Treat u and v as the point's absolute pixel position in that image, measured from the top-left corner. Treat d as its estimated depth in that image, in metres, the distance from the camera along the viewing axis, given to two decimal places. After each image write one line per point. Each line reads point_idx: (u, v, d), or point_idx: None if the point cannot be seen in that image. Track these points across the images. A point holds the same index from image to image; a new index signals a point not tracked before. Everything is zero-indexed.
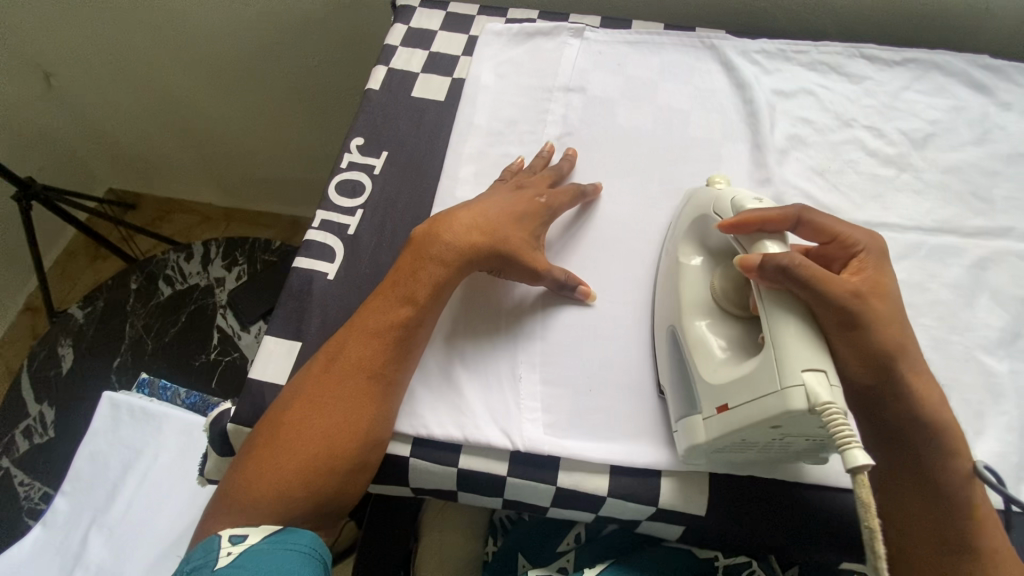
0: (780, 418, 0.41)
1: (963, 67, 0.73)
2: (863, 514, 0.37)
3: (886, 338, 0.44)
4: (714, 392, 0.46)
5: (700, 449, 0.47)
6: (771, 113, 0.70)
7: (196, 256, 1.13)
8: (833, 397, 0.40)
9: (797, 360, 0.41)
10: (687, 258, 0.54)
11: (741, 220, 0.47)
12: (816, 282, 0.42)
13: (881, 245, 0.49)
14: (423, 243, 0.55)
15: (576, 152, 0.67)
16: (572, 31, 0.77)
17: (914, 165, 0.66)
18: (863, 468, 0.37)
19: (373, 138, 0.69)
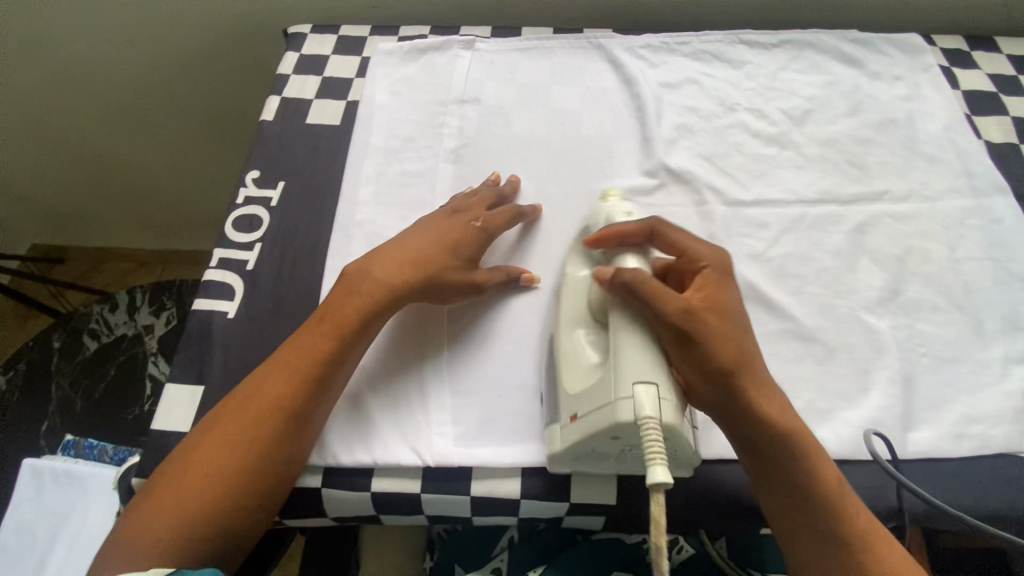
0: (611, 429, 0.44)
1: (835, 43, 0.77)
2: (654, 527, 0.40)
3: (723, 351, 0.46)
4: (568, 402, 0.48)
5: (559, 458, 0.49)
6: (659, 105, 0.72)
7: (121, 306, 1.10)
8: (655, 411, 0.43)
9: (629, 374, 0.44)
10: (574, 271, 0.54)
11: (601, 236, 0.52)
12: (651, 298, 0.46)
13: (727, 262, 0.51)
14: (354, 279, 0.55)
15: (518, 177, 0.67)
16: (463, 43, 0.77)
17: (795, 141, 0.70)
18: (660, 486, 0.40)
19: (269, 169, 0.69)
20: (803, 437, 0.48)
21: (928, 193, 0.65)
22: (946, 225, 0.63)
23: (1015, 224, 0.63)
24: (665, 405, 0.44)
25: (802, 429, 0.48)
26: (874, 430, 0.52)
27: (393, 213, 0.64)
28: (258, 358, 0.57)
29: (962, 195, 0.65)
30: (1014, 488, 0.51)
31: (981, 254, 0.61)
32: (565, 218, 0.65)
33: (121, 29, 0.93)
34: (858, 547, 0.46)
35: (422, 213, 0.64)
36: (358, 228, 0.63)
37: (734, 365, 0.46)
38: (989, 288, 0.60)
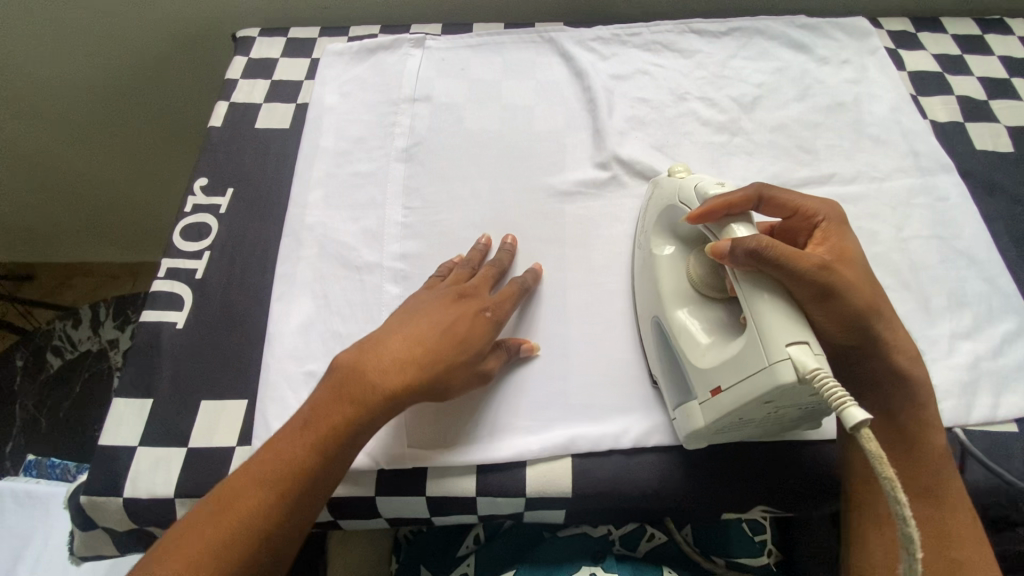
0: (772, 393, 0.41)
1: (782, 29, 0.78)
2: (878, 467, 0.37)
3: (859, 294, 0.45)
4: (705, 378, 0.46)
5: (701, 434, 0.48)
6: (610, 97, 0.72)
7: (85, 321, 1.08)
8: (819, 364, 0.39)
9: (781, 334, 0.41)
10: (660, 249, 0.55)
11: (709, 207, 0.47)
12: (786, 259, 0.42)
13: (841, 213, 0.51)
14: (351, 380, 0.47)
15: (514, 239, 0.61)
16: (413, 42, 0.77)
17: (744, 128, 0.70)
18: (863, 424, 0.37)
19: (218, 176, 0.68)
20: (922, 382, 0.48)
21: (874, 174, 0.66)
22: (892, 205, 0.64)
23: (960, 200, 0.64)
24: (822, 358, 0.40)
25: (918, 369, 0.48)
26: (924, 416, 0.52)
27: (344, 215, 0.64)
28: (209, 368, 0.56)
29: (908, 175, 0.66)
30: (961, 460, 0.52)
31: (927, 232, 0.62)
32: (519, 212, 0.64)
33: (62, 35, 0.90)
34: (950, 539, 0.45)
35: (374, 213, 0.64)
36: (308, 231, 0.62)
37: (870, 307, 0.46)
38: (936, 265, 0.60)
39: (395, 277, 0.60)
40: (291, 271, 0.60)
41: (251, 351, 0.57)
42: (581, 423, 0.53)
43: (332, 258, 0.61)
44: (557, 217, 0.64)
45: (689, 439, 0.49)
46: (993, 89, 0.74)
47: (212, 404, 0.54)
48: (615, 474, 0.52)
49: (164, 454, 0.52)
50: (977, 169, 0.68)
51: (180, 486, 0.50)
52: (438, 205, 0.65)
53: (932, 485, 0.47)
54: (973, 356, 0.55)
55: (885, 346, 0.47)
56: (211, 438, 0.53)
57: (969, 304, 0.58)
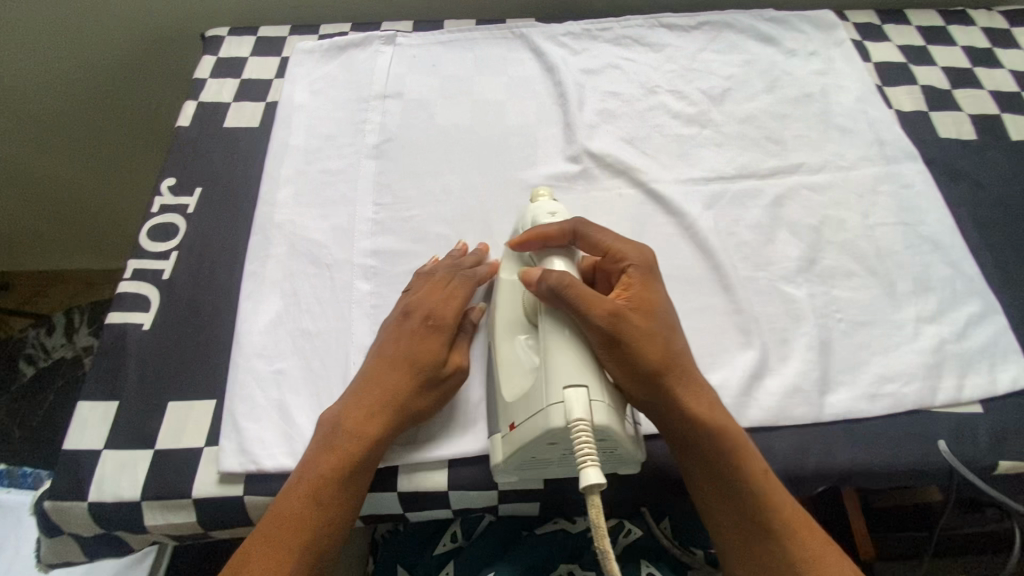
0: (546, 435, 0.42)
1: (751, 22, 0.79)
2: (593, 527, 0.39)
3: (648, 354, 0.45)
4: (506, 410, 0.47)
5: (502, 470, 0.47)
6: (580, 91, 0.73)
7: (58, 329, 1.07)
8: (587, 413, 0.41)
9: (560, 377, 0.43)
10: (508, 275, 0.54)
11: (527, 238, 0.51)
12: (575, 299, 0.45)
13: (648, 258, 0.50)
14: (328, 434, 0.48)
15: (486, 246, 0.60)
16: (383, 39, 0.77)
17: (714, 120, 0.71)
18: (595, 488, 0.39)
19: (185, 176, 0.67)
20: (728, 431, 0.45)
21: (841, 163, 0.67)
22: (859, 193, 0.65)
23: (925, 188, 0.65)
24: (597, 407, 0.42)
25: (726, 419, 0.46)
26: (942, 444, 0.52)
27: (313, 213, 0.63)
28: (176, 369, 0.55)
29: (874, 163, 0.67)
30: (928, 442, 0.52)
31: (894, 219, 0.63)
32: (489, 207, 0.64)
33: (27, 35, 0.89)
34: (800, 566, 0.45)
35: (344, 210, 0.63)
36: (278, 230, 0.62)
37: (664, 364, 0.45)
38: (902, 251, 0.61)
39: (365, 273, 0.60)
40: (259, 269, 0.59)
41: (220, 351, 0.56)
42: None
43: (302, 256, 0.60)
44: (528, 211, 0.64)
45: (501, 477, 0.49)
46: (957, 79, 0.76)
47: (179, 406, 0.54)
48: None
49: (130, 456, 0.51)
50: (942, 156, 0.69)
51: (147, 488, 0.50)
52: (409, 201, 0.64)
53: (764, 520, 0.45)
54: (938, 339, 0.56)
55: (683, 391, 0.46)
56: (178, 440, 0.52)
57: (934, 289, 0.59)
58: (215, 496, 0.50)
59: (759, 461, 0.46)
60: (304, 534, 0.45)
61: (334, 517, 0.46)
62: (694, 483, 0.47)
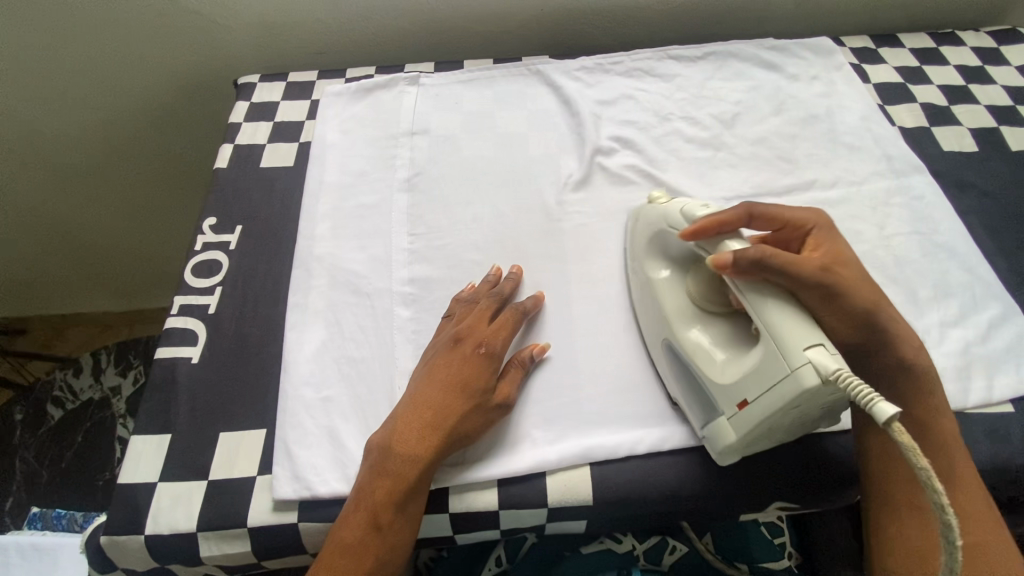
0: (795, 399, 0.42)
1: (754, 51, 0.83)
2: (913, 459, 0.37)
3: (859, 300, 0.48)
4: (730, 392, 0.48)
5: (733, 450, 0.49)
6: (597, 121, 0.77)
7: (85, 369, 1.07)
8: (839, 363, 0.41)
9: (797, 339, 0.43)
10: (657, 272, 0.57)
11: (700, 227, 0.50)
12: (785, 268, 0.46)
13: (827, 218, 0.53)
14: (378, 458, 0.49)
15: (520, 267, 0.63)
16: (408, 80, 0.81)
17: (726, 142, 0.74)
18: (892, 418, 0.37)
19: (225, 215, 0.70)
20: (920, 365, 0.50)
21: (853, 178, 0.70)
22: (872, 206, 0.68)
23: (934, 198, 0.68)
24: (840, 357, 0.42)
25: (920, 354, 0.51)
26: (999, 455, 0.53)
27: (351, 245, 0.66)
28: (225, 400, 0.57)
29: (884, 177, 0.70)
30: (965, 443, 0.53)
31: (908, 228, 0.66)
32: (519, 231, 0.67)
33: (62, 88, 0.93)
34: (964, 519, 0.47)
35: (380, 241, 0.66)
36: (318, 261, 0.64)
37: (872, 308, 0.49)
38: (918, 259, 0.63)
39: (405, 300, 0.62)
40: (303, 300, 0.62)
41: (266, 381, 0.58)
42: (599, 433, 0.54)
43: (343, 286, 0.63)
44: (557, 233, 0.67)
45: (720, 456, 0.50)
46: (953, 95, 0.80)
47: (229, 437, 0.55)
48: (636, 476, 0.53)
49: (185, 488, 0.52)
50: (947, 168, 0.72)
51: (203, 518, 0.51)
52: (441, 230, 0.67)
53: (951, 476, 0.48)
54: (963, 342, 0.58)
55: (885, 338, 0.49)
56: (230, 470, 0.53)
57: (954, 294, 0.61)
58: (271, 523, 0.50)
59: (949, 417, 0.50)
60: (370, 558, 0.46)
61: (393, 542, 0.47)
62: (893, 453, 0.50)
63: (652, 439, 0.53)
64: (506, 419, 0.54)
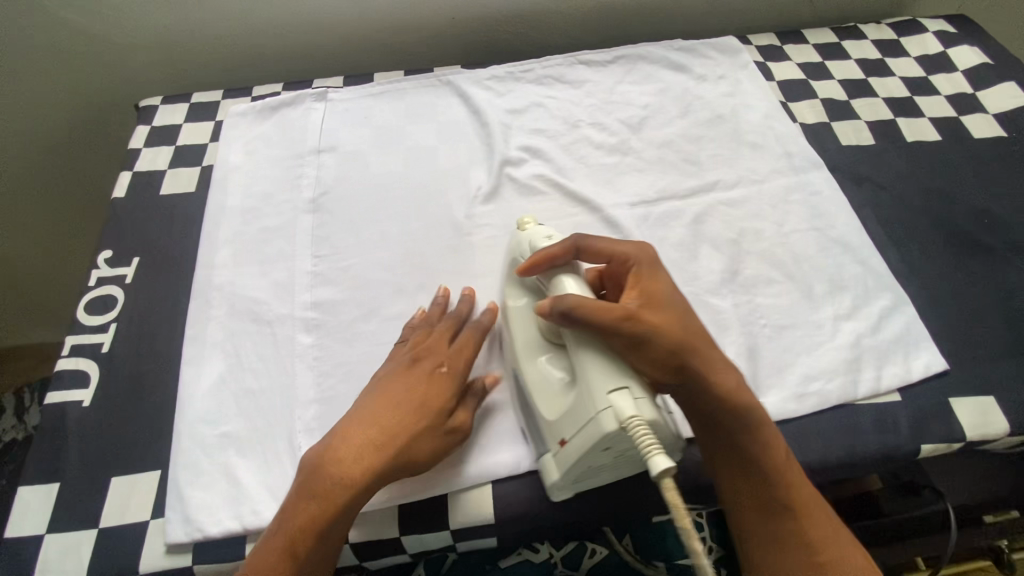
0: (600, 442, 0.44)
1: (663, 53, 0.84)
2: (675, 514, 0.40)
3: (675, 340, 0.48)
4: (552, 429, 0.48)
5: (559, 485, 0.49)
6: (506, 131, 0.76)
7: (7, 410, 1.03)
8: (635, 410, 0.43)
9: (603, 385, 0.44)
10: (515, 300, 0.55)
11: (532, 264, 0.52)
12: (590, 315, 0.46)
13: (653, 254, 0.53)
14: (308, 479, 0.47)
15: (473, 289, 0.61)
16: (314, 96, 0.79)
17: (634, 147, 0.75)
18: (666, 472, 0.40)
19: (122, 247, 0.68)
20: (749, 406, 0.49)
21: (755, 177, 0.71)
22: (772, 203, 0.69)
23: (831, 193, 0.70)
24: (642, 403, 0.44)
25: (747, 393, 0.49)
26: (889, 443, 0.55)
27: (252, 271, 0.64)
28: (118, 443, 0.55)
29: (783, 174, 0.71)
30: (855, 434, 0.55)
31: (805, 225, 0.67)
32: (425, 247, 0.66)
33: None
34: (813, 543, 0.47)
35: (283, 266, 0.65)
36: (218, 291, 0.63)
37: (680, 350, 0.47)
38: (814, 254, 0.65)
39: (306, 326, 0.60)
40: (201, 332, 0.60)
41: (162, 419, 0.56)
42: (502, 450, 0.53)
43: (242, 315, 0.61)
44: (465, 248, 0.66)
45: (555, 491, 0.50)
46: (853, 89, 0.82)
47: (121, 481, 0.53)
48: (537, 491, 0.53)
49: (73, 539, 0.50)
50: (846, 162, 0.74)
51: (91, 569, 0.49)
52: (346, 251, 0.66)
53: (791, 503, 0.48)
54: (854, 335, 0.59)
55: (701, 382, 0.48)
56: (122, 515, 0.51)
57: (847, 287, 0.63)
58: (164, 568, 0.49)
59: (780, 445, 0.49)
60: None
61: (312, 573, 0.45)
62: (735, 480, 0.49)
63: None
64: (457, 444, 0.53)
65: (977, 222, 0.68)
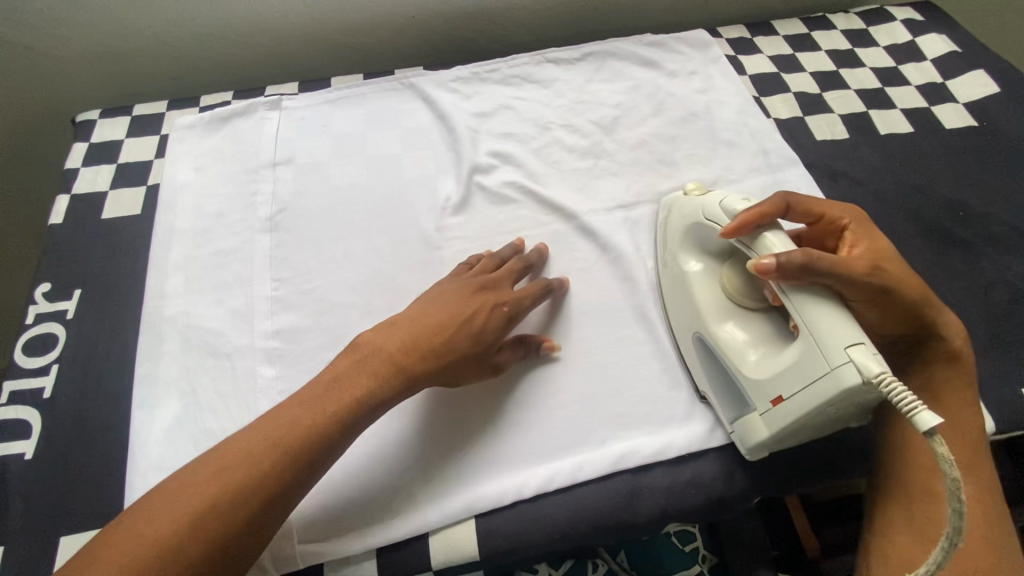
0: (839, 398, 0.42)
1: (632, 49, 0.81)
2: (944, 468, 0.36)
3: (910, 289, 0.47)
4: (764, 389, 0.47)
5: (765, 445, 0.48)
6: (474, 136, 0.73)
7: None
8: (882, 365, 0.40)
9: (840, 339, 0.42)
10: (687, 265, 0.56)
11: (740, 222, 0.49)
12: (835, 267, 0.44)
13: (861, 213, 0.53)
14: (360, 351, 0.50)
15: (546, 245, 0.63)
16: (267, 105, 0.74)
17: (607, 149, 0.72)
18: (935, 429, 0.37)
19: (61, 279, 0.62)
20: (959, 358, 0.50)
21: (731, 177, 0.70)
22: None
23: (808, 190, 0.68)
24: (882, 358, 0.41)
25: (960, 342, 0.50)
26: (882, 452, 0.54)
27: (206, 299, 0.60)
28: (65, 497, 0.51)
29: (760, 173, 0.70)
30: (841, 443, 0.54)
31: None
32: (394, 265, 0.63)
33: None
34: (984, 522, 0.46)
35: (241, 291, 0.61)
36: (170, 323, 0.58)
37: (921, 299, 0.48)
38: None
39: (268, 357, 0.56)
40: (153, 369, 0.56)
41: (116, 467, 0.52)
42: (483, 481, 0.50)
43: (198, 348, 0.57)
44: (436, 264, 0.63)
45: (752, 452, 0.50)
46: (825, 82, 0.81)
47: (71, 539, 0.49)
48: (520, 522, 0.50)
49: None
50: (821, 158, 0.73)
51: None
52: (309, 272, 0.62)
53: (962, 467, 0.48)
54: None
55: (933, 329, 0.49)
56: None
57: None
58: None
59: (969, 408, 0.49)
60: (259, 466, 0.43)
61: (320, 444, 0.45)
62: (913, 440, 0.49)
63: (538, 480, 0.50)
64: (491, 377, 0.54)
65: (953, 216, 0.67)
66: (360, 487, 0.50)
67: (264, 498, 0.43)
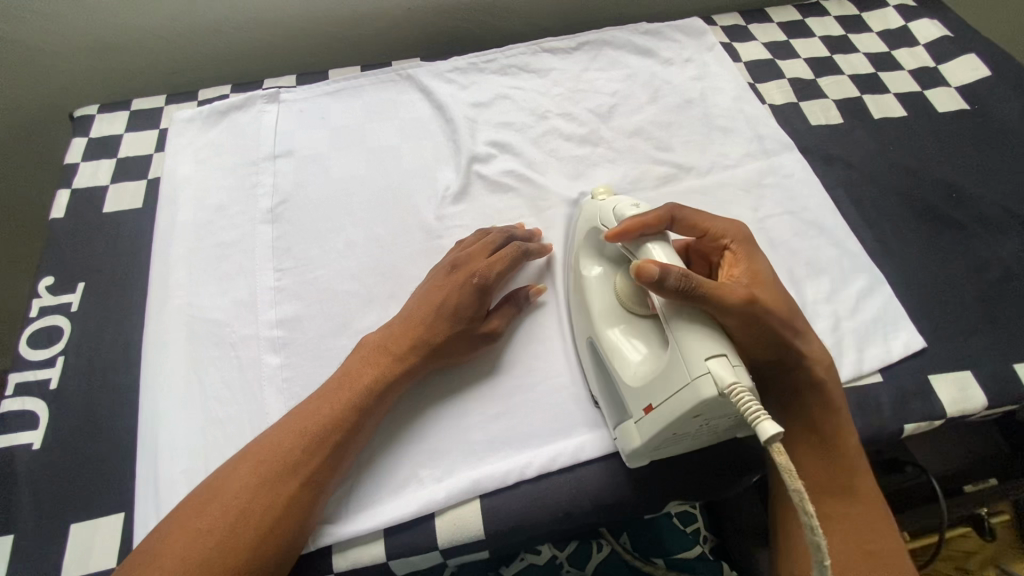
0: (694, 409, 0.41)
1: (628, 37, 0.82)
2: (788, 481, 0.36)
3: (778, 316, 0.47)
4: (637, 395, 0.46)
5: (639, 452, 0.47)
6: (472, 126, 0.73)
7: None
8: (736, 377, 0.40)
9: (698, 350, 0.41)
10: (588, 269, 0.55)
11: (623, 229, 0.49)
12: (710, 293, 0.43)
13: (748, 233, 0.52)
14: (365, 349, 0.52)
15: (540, 231, 0.64)
16: (265, 98, 0.74)
17: (605, 137, 0.73)
18: (774, 439, 0.36)
19: (65, 273, 0.63)
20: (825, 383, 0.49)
21: (727, 163, 0.70)
22: (745, 188, 0.68)
23: (803, 174, 0.69)
24: (740, 370, 0.41)
25: (827, 374, 0.50)
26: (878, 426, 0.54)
27: (209, 290, 0.60)
28: (74, 486, 0.51)
29: (756, 158, 0.70)
30: None
31: (780, 208, 0.66)
32: (395, 254, 0.63)
33: None
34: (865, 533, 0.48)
35: (243, 282, 0.61)
36: (173, 314, 0.59)
37: (787, 327, 0.48)
38: (792, 239, 0.64)
39: (272, 346, 0.57)
40: (157, 360, 0.56)
41: (124, 457, 0.53)
42: (489, 461, 0.51)
43: (203, 338, 0.57)
44: (437, 252, 0.64)
45: (631, 459, 0.49)
46: (819, 68, 0.81)
47: (81, 527, 0.49)
48: (525, 502, 0.50)
49: None
50: (815, 143, 0.74)
51: None
52: (312, 262, 0.62)
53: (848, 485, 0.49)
54: (834, 319, 0.59)
55: (798, 359, 0.49)
56: (85, 565, 0.48)
57: (825, 271, 0.62)
58: None
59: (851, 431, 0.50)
60: (290, 456, 0.46)
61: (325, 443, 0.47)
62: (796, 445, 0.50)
63: (541, 460, 0.51)
64: (487, 354, 0.56)
65: (946, 197, 0.68)
66: (378, 473, 0.50)
67: (282, 496, 0.44)
